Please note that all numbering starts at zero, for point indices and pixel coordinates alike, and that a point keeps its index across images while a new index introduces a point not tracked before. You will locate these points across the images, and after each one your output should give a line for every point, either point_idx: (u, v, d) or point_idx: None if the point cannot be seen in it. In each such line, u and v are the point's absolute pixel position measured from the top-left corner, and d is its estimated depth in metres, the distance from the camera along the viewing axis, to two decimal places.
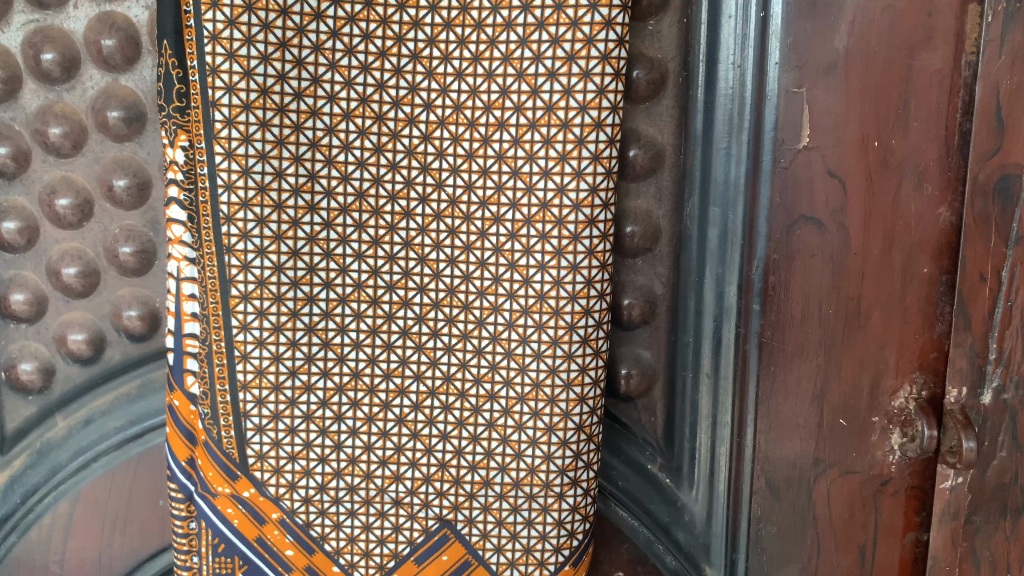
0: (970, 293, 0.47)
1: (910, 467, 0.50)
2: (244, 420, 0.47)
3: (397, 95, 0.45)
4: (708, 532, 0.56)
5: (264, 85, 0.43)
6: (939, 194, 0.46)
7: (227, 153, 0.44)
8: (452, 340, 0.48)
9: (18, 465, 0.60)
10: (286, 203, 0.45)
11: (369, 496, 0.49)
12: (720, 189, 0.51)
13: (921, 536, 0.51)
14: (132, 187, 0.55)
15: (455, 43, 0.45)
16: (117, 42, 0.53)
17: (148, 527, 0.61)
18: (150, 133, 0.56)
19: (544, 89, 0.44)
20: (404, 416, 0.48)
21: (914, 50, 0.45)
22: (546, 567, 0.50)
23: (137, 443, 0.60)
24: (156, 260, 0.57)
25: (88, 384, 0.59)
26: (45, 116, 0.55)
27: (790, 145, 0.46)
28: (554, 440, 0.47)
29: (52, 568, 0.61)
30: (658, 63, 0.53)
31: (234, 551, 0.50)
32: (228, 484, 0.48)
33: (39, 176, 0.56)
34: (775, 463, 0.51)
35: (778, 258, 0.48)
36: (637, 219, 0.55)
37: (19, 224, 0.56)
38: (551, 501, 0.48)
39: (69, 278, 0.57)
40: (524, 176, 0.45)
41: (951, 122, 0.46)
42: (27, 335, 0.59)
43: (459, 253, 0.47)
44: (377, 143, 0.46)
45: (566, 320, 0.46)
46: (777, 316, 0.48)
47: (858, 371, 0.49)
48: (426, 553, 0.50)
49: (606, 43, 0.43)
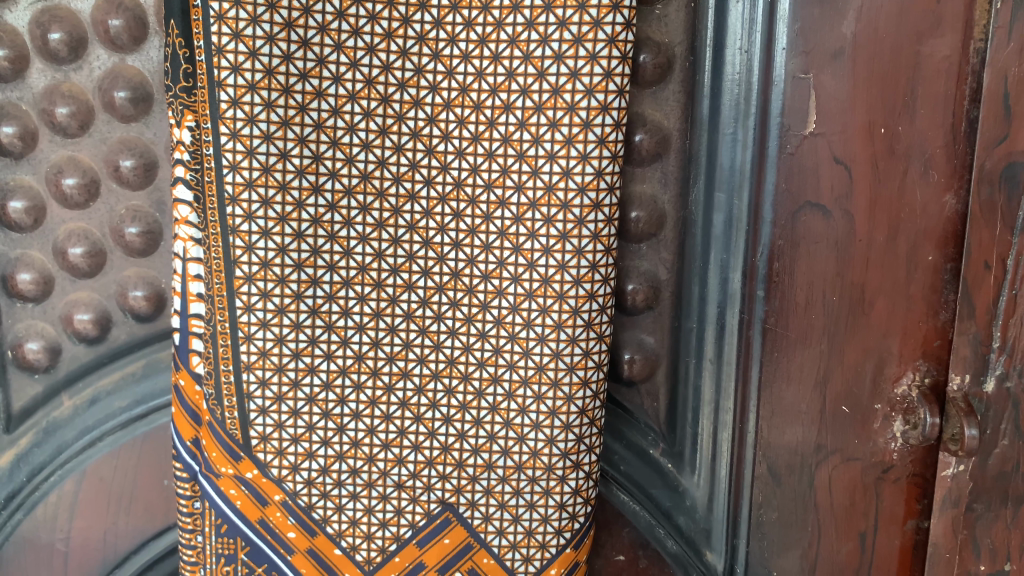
0: (974, 280, 0.46)
1: (912, 454, 0.50)
2: (248, 402, 0.48)
3: (403, 77, 0.45)
4: (709, 517, 0.57)
5: (270, 66, 0.43)
6: (945, 181, 0.46)
7: (232, 133, 0.44)
8: (456, 323, 0.48)
9: (24, 444, 0.61)
10: (291, 184, 0.45)
11: (371, 479, 0.49)
12: (726, 174, 0.52)
13: (922, 523, 0.50)
14: (139, 167, 0.56)
15: (462, 25, 0.44)
16: (124, 22, 0.53)
17: (153, 506, 0.61)
18: (157, 114, 0.56)
19: (551, 72, 0.44)
20: (407, 399, 0.49)
21: (921, 36, 0.45)
22: (547, 550, 0.50)
23: (143, 422, 0.60)
24: (162, 241, 0.57)
25: (94, 364, 0.60)
26: (52, 96, 0.55)
27: (796, 131, 0.47)
28: (556, 423, 0.48)
29: (58, 546, 0.62)
30: (665, 47, 0.53)
31: (236, 533, 0.50)
32: (231, 464, 0.49)
33: (46, 156, 0.56)
34: (776, 449, 0.52)
35: (783, 244, 0.48)
36: (641, 205, 0.55)
37: (26, 203, 0.56)
38: (553, 484, 0.49)
39: (75, 258, 0.57)
40: (529, 159, 0.45)
41: (959, 109, 0.45)
42: (33, 314, 0.59)
43: (463, 237, 0.47)
44: (382, 125, 0.45)
45: (570, 304, 0.46)
46: (781, 302, 0.49)
47: (861, 359, 0.49)
48: (428, 536, 0.50)
49: (613, 26, 0.43)
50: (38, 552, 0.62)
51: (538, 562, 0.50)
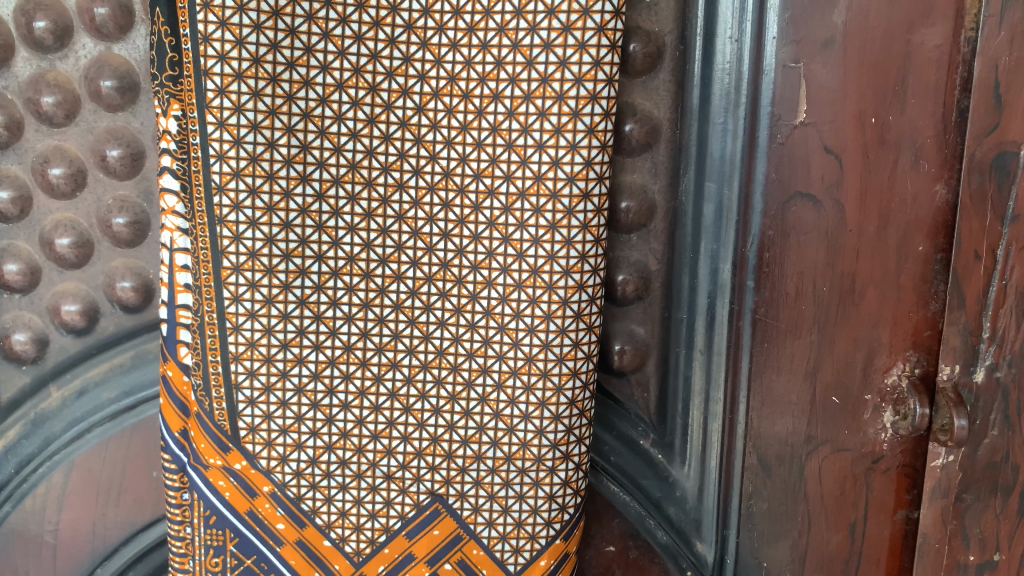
0: (964, 271, 0.46)
1: (901, 445, 0.49)
2: (236, 392, 0.47)
3: (391, 66, 0.45)
4: (699, 507, 0.57)
5: (256, 54, 0.43)
6: (936, 171, 0.45)
7: (219, 122, 0.44)
8: (445, 314, 0.47)
9: (13, 435, 0.60)
10: (279, 173, 0.45)
11: (361, 470, 0.49)
12: (717, 164, 0.52)
13: (912, 513, 0.50)
14: (126, 157, 0.55)
15: (450, 13, 0.44)
16: (110, 10, 0.53)
17: (142, 498, 0.61)
18: (144, 103, 0.55)
19: (540, 61, 0.43)
20: (396, 390, 0.48)
21: (912, 26, 0.44)
22: (537, 541, 0.50)
23: (132, 413, 0.60)
24: (149, 231, 0.57)
25: (82, 355, 0.59)
26: (37, 84, 0.54)
27: (786, 121, 0.47)
28: (546, 414, 0.47)
29: (46, 538, 0.61)
30: (655, 36, 0.53)
31: (225, 524, 0.50)
32: (220, 456, 0.49)
33: (32, 146, 0.56)
34: (766, 439, 0.52)
35: (773, 235, 0.49)
36: (631, 194, 0.55)
37: (12, 193, 0.56)
38: (543, 476, 0.49)
39: (62, 249, 0.57)
40: (518, 149, 0.45)
41: (950, 98, 0.44)
42: (20, 305, 0.58)
43: (452, 227, 0.46)
44: (370, 115, 0.45)
45: (559, 295, 0.46)
46: (771, 292, 0.49)
47: (851, 349, 0.49)
48: (418, 527, 0.50)
49: (603, 14, 0.43)
50: (27, 544, 0.61)
51: (528, 554, 0.50)
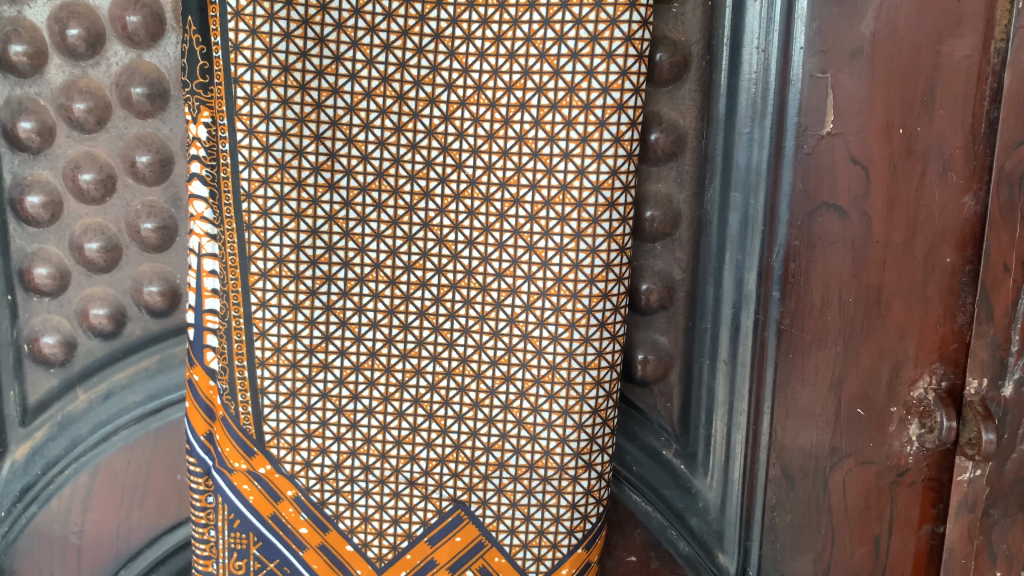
0: (993, 283, 0.47)
1: (928, 458, 0.50)
2: (262, 397, 0.48)
3: (419, 75, 0.45)
4: (722, 518, 0.57)
5: (286, 63, 0.43)
6: (964, 182, 0.46)
7: (248, 130, 0.44)
8: (469, 321, 0.48)
9: (40, 437, 0.61)
10: (306, 180, 0.45)
11: (383, 476, 0.49)
12: (742, 173, 0.51)
13: (937, 527, 0.50)
14: (155, 163, 0.56)
15: (478, 22, 0.44)
16: (141, 18, 0.53)
17: (165, 501, 0.61)
18: (173, 110, 0.56)
19: (566, 70, 0.44)
20: (420, 396, 0.48)
21: (941, 36, 0.44)
22: (559, 549, 0.50)
23: (157, 417, 0.60)
24: (177, 236, 0.58)
25: (108, 358, 0.60)
26: (70, 91, 0.55)
27: (813, 132, 0.46)
28: (569, 423, 0.47)
29: (72, 539, 0.62)
30: (682, 45, 0.53)
31: (249, 528, 0.50)
32: (245, 460, 0.49)
33: (64, 151, 0.57)
34: (791, 452, 0.51)
35: (799, 245, 0.48)
36: (656, 204, 0.55)
37: (43, 198, 0.57)
38: (566, 484, 0.49)
39: (91, 252, 0.57)
40: (543, 157, 0.45)
41: (978, 109, 0.45)
42: (50, 309, 0.59)
43: (478, 235, 0.46)
44: (397, 123, 0.45)
45: (583, 303, 0.46)
46: (796, 304, 0.48)
47: (877, 361, 0.48)
48: (440, 534, 0.50)
49: (630, 24, 0.43)
50: (52, 545, 0.62)
51: (550, 562, 0.50)
